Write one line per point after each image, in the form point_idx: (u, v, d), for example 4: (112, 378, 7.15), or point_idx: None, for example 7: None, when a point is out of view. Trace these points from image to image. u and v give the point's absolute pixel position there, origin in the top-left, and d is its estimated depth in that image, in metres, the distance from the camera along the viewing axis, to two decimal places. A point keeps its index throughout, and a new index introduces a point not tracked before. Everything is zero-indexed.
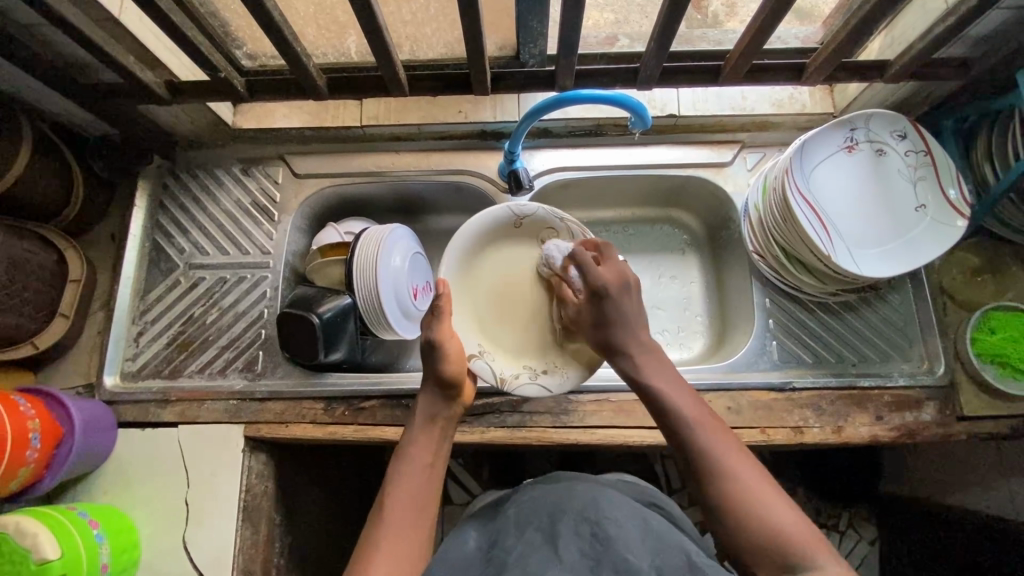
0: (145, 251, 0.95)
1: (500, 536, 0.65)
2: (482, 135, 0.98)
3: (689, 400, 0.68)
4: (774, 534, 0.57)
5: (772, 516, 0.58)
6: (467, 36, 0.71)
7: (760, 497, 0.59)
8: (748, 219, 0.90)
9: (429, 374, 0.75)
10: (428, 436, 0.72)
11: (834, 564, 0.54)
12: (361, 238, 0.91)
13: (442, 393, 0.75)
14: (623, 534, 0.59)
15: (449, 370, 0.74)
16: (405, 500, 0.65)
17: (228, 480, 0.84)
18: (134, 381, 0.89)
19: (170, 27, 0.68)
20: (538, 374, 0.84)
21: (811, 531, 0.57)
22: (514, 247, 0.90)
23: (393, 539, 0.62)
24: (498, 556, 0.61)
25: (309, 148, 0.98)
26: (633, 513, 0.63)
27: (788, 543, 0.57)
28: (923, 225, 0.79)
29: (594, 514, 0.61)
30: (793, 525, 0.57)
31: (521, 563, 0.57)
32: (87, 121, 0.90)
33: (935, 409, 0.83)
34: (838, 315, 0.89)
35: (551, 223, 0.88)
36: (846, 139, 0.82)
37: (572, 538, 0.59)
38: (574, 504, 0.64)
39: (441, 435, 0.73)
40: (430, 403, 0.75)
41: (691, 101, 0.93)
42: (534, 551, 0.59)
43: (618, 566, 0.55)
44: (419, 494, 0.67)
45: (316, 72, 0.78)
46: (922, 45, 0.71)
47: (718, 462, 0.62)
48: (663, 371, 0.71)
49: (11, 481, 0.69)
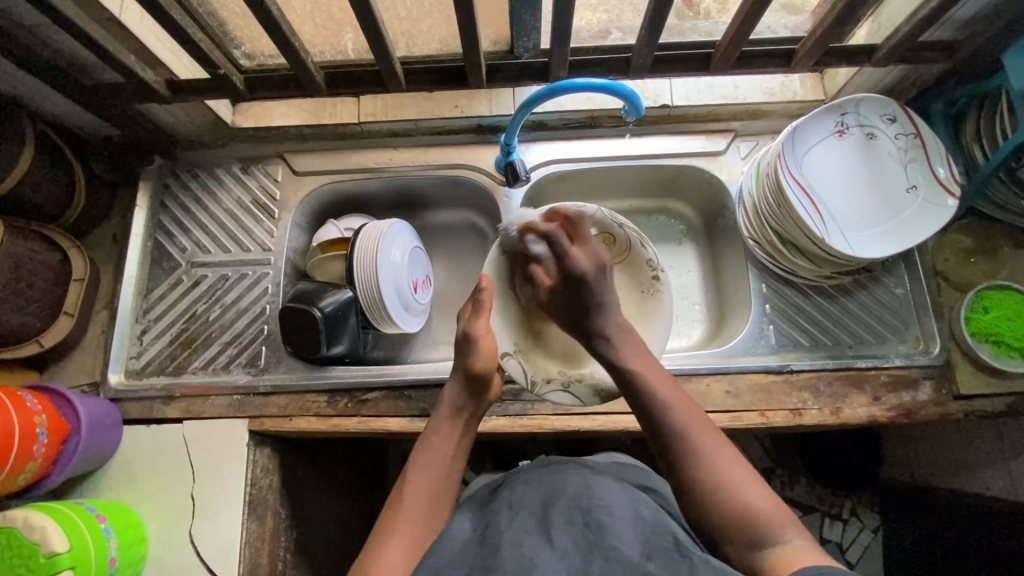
0: (147, 250, 0.96)
1: (494, 518, 0.64)
2: (478, 129, 0.99)
3: (666, 384, 0.67)
4: (746, 510, 0.57)
5: (742, 493, 0.58)
6: (461, 29, 0.72)
7: (732, 476, 0.59)
8: (743, 206, 0.91)
9: (461, 366, 0.74)
10: (453, 429, 0.72)
11: (803, 542, 0.54)
12: (361, 233, 0.92)
13: (472, 388, 0.74)
14: (614, 521, 0.60)
15: (479, 366, 0.73)
16: (425, 488, 0.67)
17: (233, 473, 0.84)
18: (139, 378, 0.90)
19: (170, 25, 0.69)
20: (570, 383, 0.80)
21: (782, 510, 0.57)
22: None
23: (409, 528, 0.64)
24: (491, 538, 0.61)
25: (308, 145, 0.99)
26: (625, 498, 0.64)
27: (761, 521, 0.56)
28: (916, 206, 0.81)
29: (586, 502, 0.62)
30: (763, 503, 0.57)
31: (514, 547, 0.58)
32: (88, 123, 0.91)
33: (931, 388, 0.84)
34: (833, 298, 0.90)
35: (608, 228, 0.81)
36: (837, 123, 0.84)
37: (564, 524, 0.60)
38: (568, 491, 0.64)
39: (465, 429, 0.73)
40: (458, 395, 0.74)
41: (683, 92, 0.95)
42: (527, 535, 0.60)
43: (608, 554, 0.56)
44: (438, 483, 0.68)
45: (313, 68, 0.79)
46: (907, 28, 0.72)
47: (692, 441, 0.62)
48: (638, 353, 0.70)
49: (20, 476, 0.70)
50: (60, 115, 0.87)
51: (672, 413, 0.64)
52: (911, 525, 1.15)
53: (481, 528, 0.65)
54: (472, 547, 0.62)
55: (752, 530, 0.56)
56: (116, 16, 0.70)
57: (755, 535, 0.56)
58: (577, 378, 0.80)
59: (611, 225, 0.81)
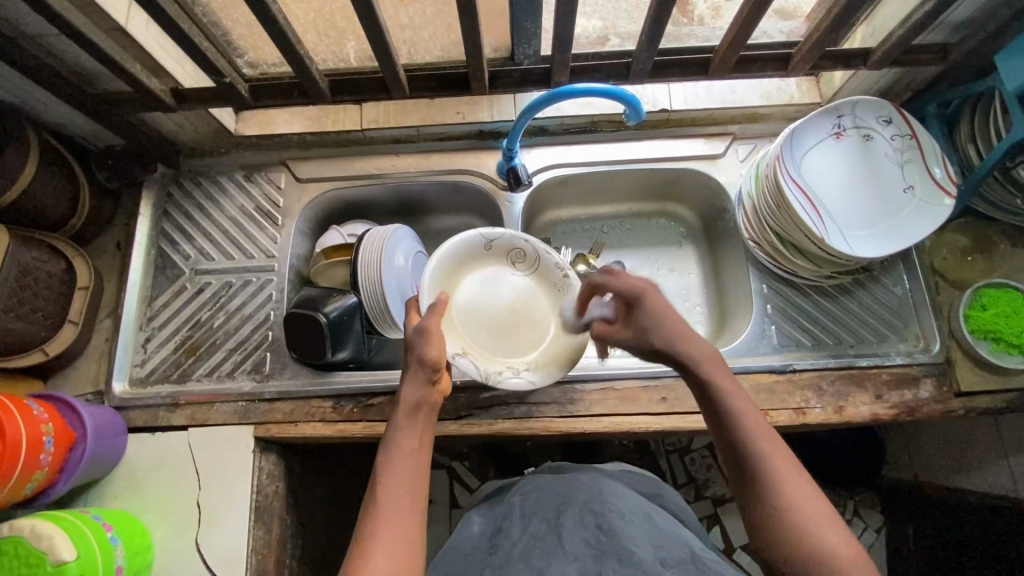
0: (151, 258, 0.96)
1: (505, 523, 0.65)
2: (480, 135, 1.00)
3: (750, 411, 0.60)
4: (824, 553, 0.52)
5: (818, 531, 0.53)
6: (465, 36, 0.73)
7: (815, 517, 0.54)
8: (743, 208, 0.92)
9: (413, 360, 0.69)
10: (413, 424, 0.66)
11: None
12: (364, 239, 0.92)
13: (421, 375, 0.68)
14: (627, 527, 0.59)
15: (432, 352, 0.69)
16: (397, 488, 0.60)
17: (239, 480, 0.84)
18: (143, 386, 0.90)
19: (177, 36, 0.70)
20: (521, 371, 0.81)
21: (860, 556, 0.52)
22: (487, 270, 0.87)
23: (389, 529, 0.58)
24: (501, 546, 0.61)
25: (311, 152, 1.00)
26: (639, 506, 0.63)
27: (834, 565, 0.52)
28: (913, 206, 0.82)
29: (598, 506, 0.62)
30: (837, 542, 0.53)
31: (525, 557, 0.58)
32: (92, 132, 0.92)
33: (933, 385, 0.85)
34: (833, 297, 0.91)
35: (518, 245, 0.85)
36: (834, 126, 0.85)
37: (576, 530, 0.59)
38: (580, 496, 0.64)
39: (427, 421, 0.67)
40: (414, 390, 0.67)
41: (681, 96, 0.96)
42: (538, 544, 0.59)
43: (621, 556, 0.55)
44: (411, 477, 0.62)
45: (317, 74, 0.80)
46: (901, 32, 0.74)
47: (770, 471, 0.56)
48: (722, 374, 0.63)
49: (27, 484, 0.69)
50: (63, 124, 0.88)
51: (755, 441, 0.58)
52: (914, 525, 1.16)
53: (492, 533, 0.66)
54: (483, 554, 0.63)
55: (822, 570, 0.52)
56: (122, 26, 0.71)
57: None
58: (525, 366, 0.82)
59: (519, 242, 0.85)
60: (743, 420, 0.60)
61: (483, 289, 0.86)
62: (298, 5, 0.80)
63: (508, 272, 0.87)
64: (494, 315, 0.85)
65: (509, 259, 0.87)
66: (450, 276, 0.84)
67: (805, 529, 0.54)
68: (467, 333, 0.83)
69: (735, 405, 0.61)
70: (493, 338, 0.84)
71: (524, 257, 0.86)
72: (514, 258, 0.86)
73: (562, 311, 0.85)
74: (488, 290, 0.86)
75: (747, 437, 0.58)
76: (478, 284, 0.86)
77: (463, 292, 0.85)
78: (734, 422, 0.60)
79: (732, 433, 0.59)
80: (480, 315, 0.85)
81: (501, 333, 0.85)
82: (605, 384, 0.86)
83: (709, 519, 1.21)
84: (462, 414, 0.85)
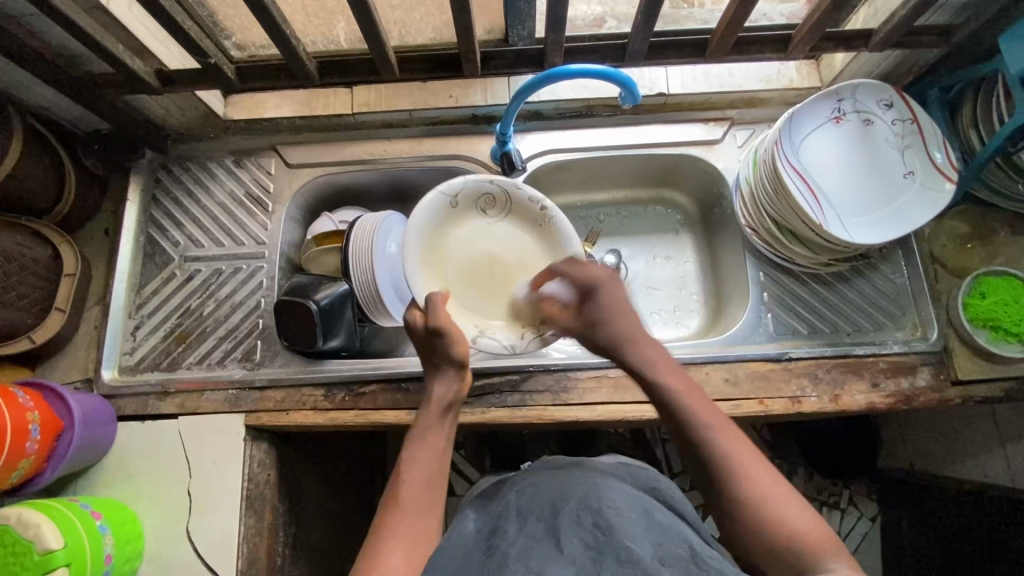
0: (139, 245, 0.95)
1: (501, 522, 0.64)
2: (473, 119, 0.98)
3: (704, 405, 0.63)
4: (787, 535, 0.54)
5: (782, 514, 0.55)
6: (456, 17, 0.71)
7: (774, 501, 0.56)
8: (740, 193, 0.90)
9: (441, 359, 0.73)
10: (440, 424, 0.70)
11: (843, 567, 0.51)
12: (355, 226, 0.91)
13: (451, 374, 0.72)
14: (626, 524, 0.57)
15: (459, 351, 0.72)
16: (423, 484, 0.64)
17: (231, 469, 0.84)
18: (133, 374, 0.89)
19: (160, 15, 0.68)
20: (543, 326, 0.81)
21: (825, 535, 0.54)
22: (463, 226, 0.85)
23: (413, 520, 0.61)
24: (497, 547, 0.59)
25: (301, 137, 0.98)
26: (636, 502, 0.61)
27: (799, 544, 0.54)
28: (913, 192, 0.80)
29: (596, 503, 0.60)
30: (801, 522, 0.55)
31: (522, 558, 0.55)
32: (77, 115, 0.90)
33: (930, 374, 0.84)
34: (831, 285, 0.90)
35: (484, 189, 0.84)
36: (834, 110, 0.83)
37: (574, 529, 0.57)
38: (577, 493, 0.62)
39: (452, 424, 0.71)
40: (446, 390, 0.71)
41: (679, 80, 0.94)
42: (535, 545, 0.57)
43: (620, 556, 0.53)
44: (436, 475, 0.66)
45: (306, 57, 0.78)
46: (904, 12, 0.71)
47: (729, 460, 0.59)
48: (672, 371, 0.67)
49: (12, 473, 0.69)
50: (46, 107, 0.86)
51: (713, 434, 0.61)
52: (909, 514, 1.16)
53: (489, 531, 0.64)
54: (477, 553, 0.61)
55: (787, 551, 0.54)
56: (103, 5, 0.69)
57: (794, 559, 0.53)
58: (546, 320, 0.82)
59: (484, 186, 0.83)
60: (698, 414, 0.62)
61: (469, 243, 0.85)
62: None
63: (483, 221, 0.86)
64: (487, 269, 0.85)
65: (479, 207, 0.85)
66: (432, 241, 0.83)
67: (769, 513, 0.56)
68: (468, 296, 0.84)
69: (688, 404, 0.64)
70: (493, 292, 0.85)
71: (495, 201, 0.85)
72: (485, 205, 0.85)
73: (549, 242, 0.85)
74: (473, 244, 0.85)
75: (700, 434, 0.61)
76: (462, 242, 0.85)
77: (451, 253, 0.84)
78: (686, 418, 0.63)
79: (688, 430, 0.62)
80: (473, 274, 0.85)
81: (499, 286, 0.85)
82: (600, 372, 0.86)
83: (704, 508, 1.21)
84: None
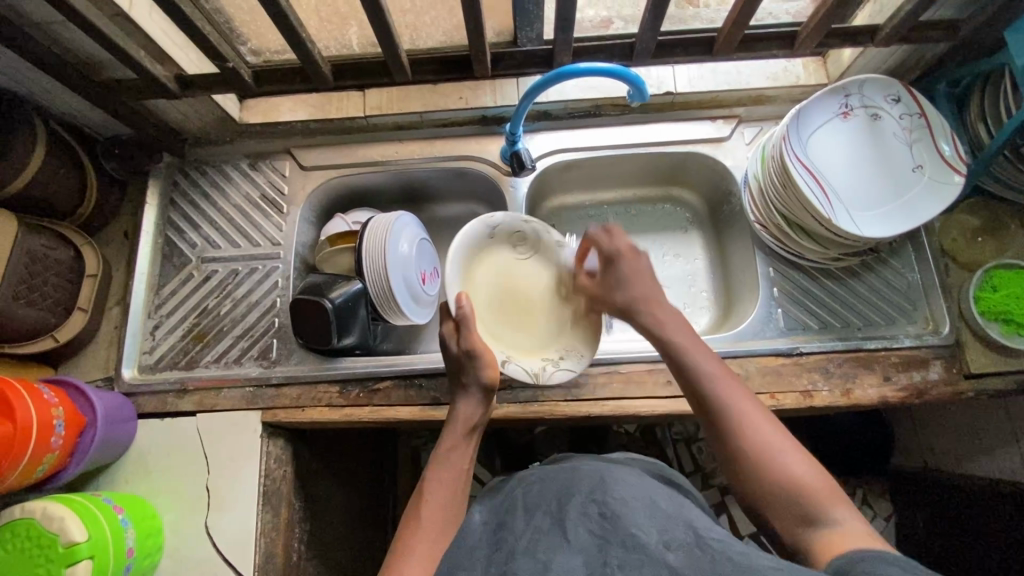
0: (158, 247, 0.97)
1: (507, 517, 0.65)
2: (483, 120, 1.00)
3: (710, 359, 0.68)
4: (795, 487, 0.57)
5: (793, 470, 0.58)
6: (467, 18, 0.73)
7: (777, 452, 0.59)
8: (749, 190, 0.91)
9: (470, 380, 0.77)
10: (464, 445, 0.76)
11: (850, 519, 0.55)
12: (369, 224, 0.93)
13: (479, 397, 0.77)
14: (631, 510, 0.58)
15: (484, 376, 0.76)
16: (440, 506, 0.70)
17: (247, 465, 0.85)
18: (152, 373, 0.91)
19: (182, 21, 0.70)
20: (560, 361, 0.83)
21: (833, 488, 0.57)
22: (494, 258, 0.87)
23: (424, 541, 0.67)
24: (505, 540, 0.61)
25: (315, 140, 1.00)
26: (641, 491, 0.62)
27: (811, 499, 0.57)
28: (922, 186, 0.80)
29: (602, 494, 0.60)
30: (808, 477, 0.58)
31: (529, 552, 0.58)
32: (98, 121, 0.92)
33: (942, 367, 0.84)
34: (841, 280, 0.90)
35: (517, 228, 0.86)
36: (841, 105, 0.84)
37: (581, 520, 0.59)
38: (582, 485, 0.63)
39: (474, 444, 0.77)
40: (471, 411, 0.77)
41: (687, 78, 0.95)
42: (541, 538, 0.59)
43: (626, 544, 0.55)
44: (452, 499, 0.71)
45: (321, 60, 0.79)
46: (909, 7, 0.72)
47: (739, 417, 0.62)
48: (684, 331, 0.71)
49: (38, 467, 0.71)
50: (69, 113, 0.88)
51: (731, 401, 0.63)
52: (925, 511, 1.16)
53: (494, 524, 0.66)
54: (487, 545, 0.63)
55: (801, 505, 0.57)
56: (125, 12, 0.70)
57: (807, 513, 0.56)
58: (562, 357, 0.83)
59: (518, 223, 0.86)
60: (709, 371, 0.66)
61: (508, 286, 0.88)
62: None
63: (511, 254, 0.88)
64: (516, 300, 0.87)
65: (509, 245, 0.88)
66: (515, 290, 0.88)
67: (786, 472, 0.58)
68: (507, 330, 0.86)
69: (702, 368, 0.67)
70: (524, 321, 0.87)
71: (524, 239, 0.87)
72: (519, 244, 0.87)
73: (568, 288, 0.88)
74: (511, 277, 0.88)
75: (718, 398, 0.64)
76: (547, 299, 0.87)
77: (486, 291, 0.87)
78: (702, 388, 0.65)
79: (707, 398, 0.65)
80: (499, 302, 0.87)
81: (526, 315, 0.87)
82: (611, 368, 0.86)
83: (718, 507, 1.21)
84: None
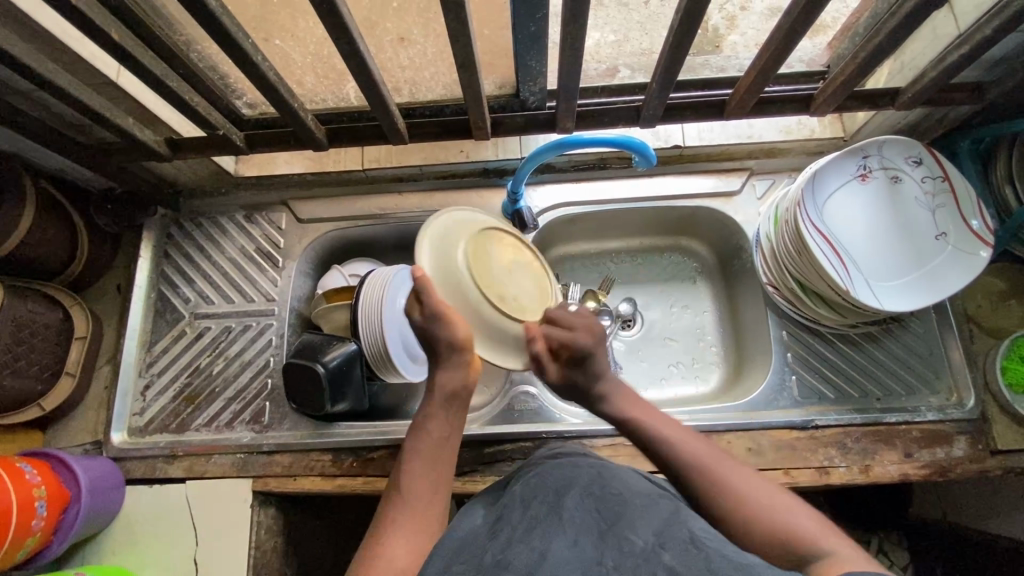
0: (150, 302, 0.94)
1: (506, 509, 0.59)
2: (484, 172, 0.97)
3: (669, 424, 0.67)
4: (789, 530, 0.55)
5: (778, 512, 0.57)
6: (464, 84, 0.69)
7: (760, 499, 0.58)
8: (761, 249, 0.87)
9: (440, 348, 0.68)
10: (446, 413, 0.68)
11: (843, 549, 0.53)
12: (366, 281, 0.89)
13: (458, 360, 0.68)
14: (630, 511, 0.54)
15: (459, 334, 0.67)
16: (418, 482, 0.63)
17: (237, 536, 0.82)
18: (142, 436, 0.88)
19: (170, 94, 0.68)
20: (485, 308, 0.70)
21: (821, 525, 0.56)
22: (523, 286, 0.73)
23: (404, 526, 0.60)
24: (500, 529, 0.55)
25: (313, 192, 0.98)
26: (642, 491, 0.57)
27: (797, 537, 0.55)
28: (946, 254, 0.76)
29: (600, 489, 0.57)
30: (800, 520, 0.56)
31: (525, 538, 0.53)
32: (89, 177, 0.90)
33: (967, 443, 0.80)
34: (859, 346, 0.86)
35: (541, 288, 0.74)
36: (859, 167, 0.79)
37: (579, 512, 0.55)
38: (581, 480, 0.59)
39: (458, 412, 0.69)
40: (450, 378, 0.68)
41: (696, 132, 0.92)
42: (539, 524, 0.54)
43: (622, 544, 0.50)
44: (433, 472, 0.64)
45: (314, 123, 0.76)
46: (934, 73, 0.68)
47: (719, 474, 0.61)
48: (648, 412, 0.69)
49: (19, 551, 0.68)
50: (59, 169, 0.86)
51: (714, 470, 0.61)
52: None
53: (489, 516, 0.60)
54: (480, 536, 0.56)
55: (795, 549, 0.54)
56: (112, 80, 0.69)
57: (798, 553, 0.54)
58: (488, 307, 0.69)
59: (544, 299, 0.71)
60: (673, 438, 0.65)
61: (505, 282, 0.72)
62: (296, 49, 0.75)
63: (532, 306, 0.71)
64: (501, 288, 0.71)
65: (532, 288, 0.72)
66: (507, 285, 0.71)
67: (773, 518, 0.56)
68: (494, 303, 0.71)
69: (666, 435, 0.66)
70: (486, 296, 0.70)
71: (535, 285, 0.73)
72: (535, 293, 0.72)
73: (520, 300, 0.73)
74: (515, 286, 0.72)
75: (679, 456, 0.63)
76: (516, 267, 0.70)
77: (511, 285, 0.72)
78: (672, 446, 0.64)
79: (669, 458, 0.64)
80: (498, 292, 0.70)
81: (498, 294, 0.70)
82: (615, 440, 0.83)
83: None
84: (465, 470, 0.82)
